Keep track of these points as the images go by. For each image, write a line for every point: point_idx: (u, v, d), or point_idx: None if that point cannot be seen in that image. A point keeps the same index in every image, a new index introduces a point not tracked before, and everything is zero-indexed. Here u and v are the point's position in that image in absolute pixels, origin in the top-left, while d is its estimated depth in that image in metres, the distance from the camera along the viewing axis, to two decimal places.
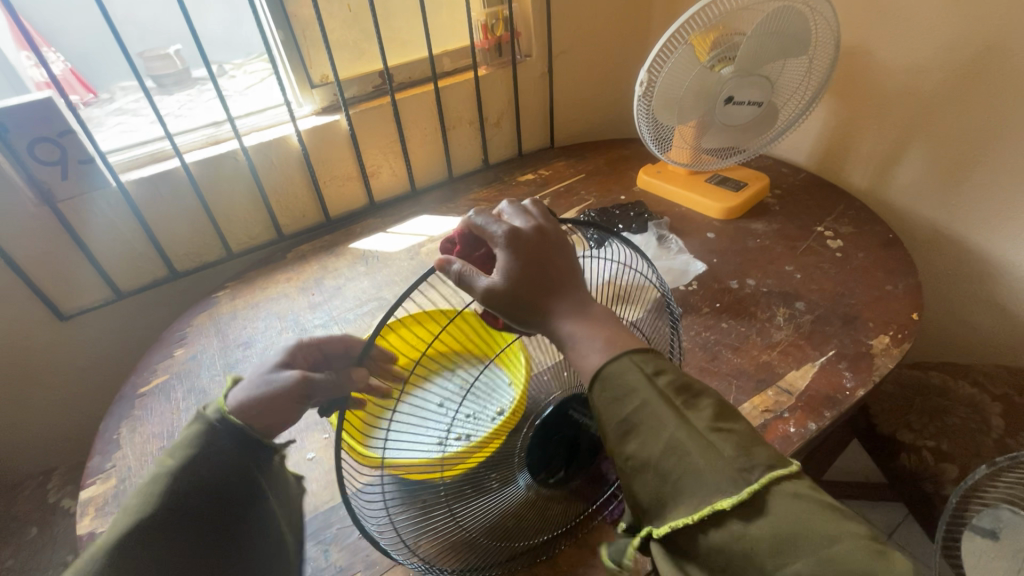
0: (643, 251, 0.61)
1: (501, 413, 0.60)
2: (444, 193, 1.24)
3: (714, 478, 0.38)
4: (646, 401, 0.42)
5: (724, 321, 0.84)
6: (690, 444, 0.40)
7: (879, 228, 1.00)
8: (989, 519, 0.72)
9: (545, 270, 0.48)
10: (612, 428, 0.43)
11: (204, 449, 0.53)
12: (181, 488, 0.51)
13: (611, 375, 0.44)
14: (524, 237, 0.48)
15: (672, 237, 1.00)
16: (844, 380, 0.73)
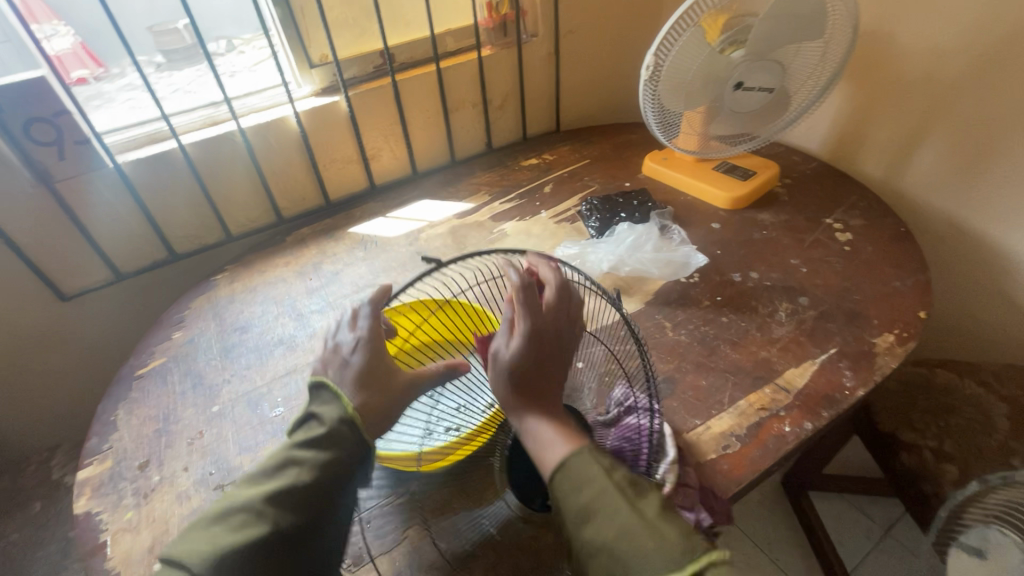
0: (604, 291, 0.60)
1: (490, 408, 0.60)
2: (446, 177, 1.22)
3: (658, 563, 0.39)
4: (601, 492, 0.44)
5: (724, 315, 0.82)
6: (638, 530, 0.41)
7: (891, 221, 0.97)
8: (976, 537, 0.73)
9: (541, 363, 0.52)
10: (570, 517, 0.44)
11: (340, 467, 0.49)
12: (310, 500, 0.47)
13: (571, 467, 0.46)
14: (544, 330, 0.52)
15: (675, 227, 0.98)
16: (844, 379, 0.71)
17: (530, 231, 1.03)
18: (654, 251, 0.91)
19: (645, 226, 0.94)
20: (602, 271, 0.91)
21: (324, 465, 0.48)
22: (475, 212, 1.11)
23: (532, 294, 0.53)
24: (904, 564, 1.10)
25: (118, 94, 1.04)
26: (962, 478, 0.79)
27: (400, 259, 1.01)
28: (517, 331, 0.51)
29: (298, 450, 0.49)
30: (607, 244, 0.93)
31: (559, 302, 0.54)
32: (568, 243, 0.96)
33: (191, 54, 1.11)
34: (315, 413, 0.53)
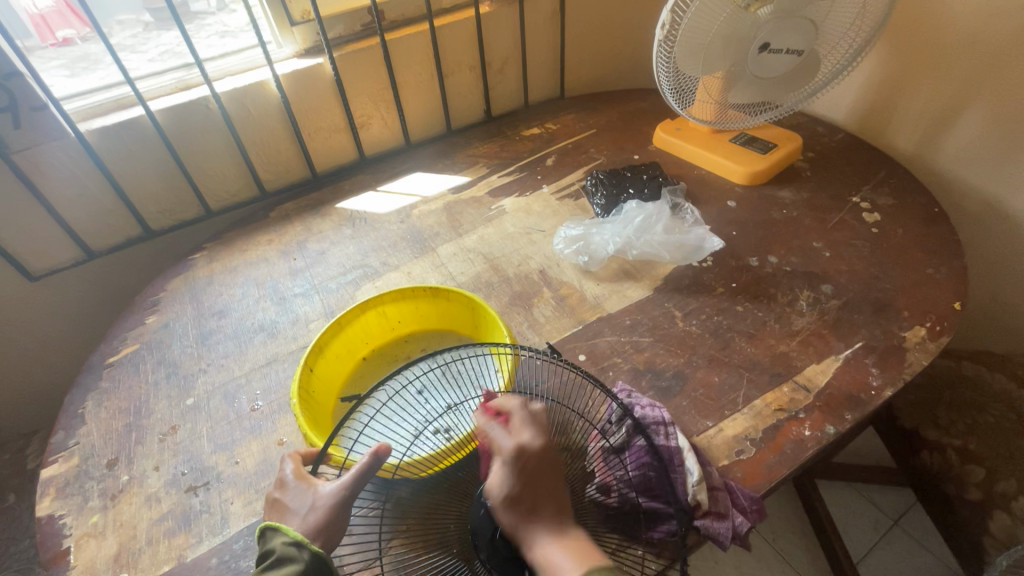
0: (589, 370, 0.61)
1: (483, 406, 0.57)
2: (441, 148, 1.14)
3: None
4: None
5: (740, 305, 0.75)
6: None
7: (923, 200, 0.89)
8: None
9: (537, 497, 0.46)
10: None
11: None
12: None
13: None
14: (524, 461, 0.47)
15: (687, 206, 0.90)
16: (870, 378, 0.65)
17: (530, 208, 0.96)
18: (665, 232, 0.84)
19: (655, 205, 0.86)
20: (608, 254, 0.84)
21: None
22: (471, 187, 1.03)
23: (502, 431, 0.49)
24: (913, 557, 1.07)
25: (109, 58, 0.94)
26: (989, 481, 0.73)
27: (389, 238, 0.94)
28: (503, 457, 0.47)
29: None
30: (615, 224, 0.86)
31: (533, 426, 0.50)
32: (572, 222, 0.89)
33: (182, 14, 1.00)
34: (268, 552, 0.46)
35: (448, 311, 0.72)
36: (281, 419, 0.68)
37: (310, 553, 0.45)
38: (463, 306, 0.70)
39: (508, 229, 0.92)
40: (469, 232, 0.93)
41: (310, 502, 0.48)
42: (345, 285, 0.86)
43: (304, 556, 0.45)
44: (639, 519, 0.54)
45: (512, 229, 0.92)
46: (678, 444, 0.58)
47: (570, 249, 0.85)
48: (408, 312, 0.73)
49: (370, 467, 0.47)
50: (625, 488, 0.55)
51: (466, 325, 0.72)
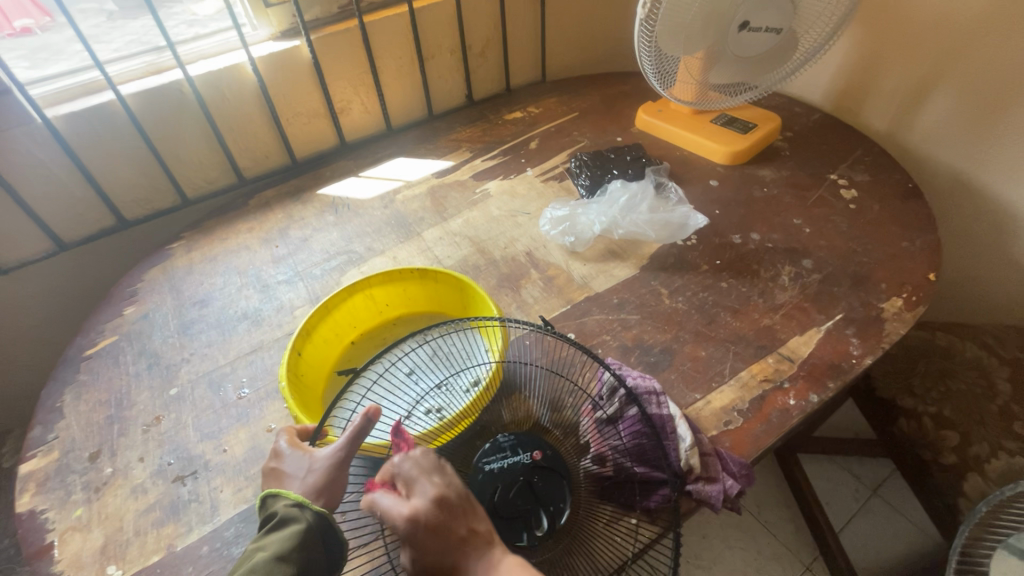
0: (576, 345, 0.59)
1: (477, 384, 0.57)
2: (423, 133, 1.13)
3: None
4: None
5: (724, 281, 0.76)
6: None
7: (898, 177, 0.91)
8: None
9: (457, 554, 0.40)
10: None
11: (306, 546, 0.44)
12: None
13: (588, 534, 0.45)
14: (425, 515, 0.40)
15: (671, 185, 0.90)
16: (850, 347, 0.67)
17: (516, 191, 0.96)
18: (650, 211, 0.85)
19: (640, 185, 0.87)
20: (595, 233, 0.84)
21: (284, 550, 0.43)
22: (455, 171, 1.02)
23: (386, 492, 0.42)
24: (890, 524, 1.11)
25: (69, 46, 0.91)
26: (962, 445, 0.76)
27: (373, 223, 0.93)
28: (415, 500, 0.41)
29: (253, 543, 0.45)
30: (600, 204, 0.86)
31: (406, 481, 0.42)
32: (558, 203, 0.89)
33: None
34: (270, 516, 0.46)
35: (437, 294, 0.71)
36: (269, 405, 0.67)
37: (312, 513, 0.46)
38: (451, 288, 0.70)
39: (494, 212, 0.92)
40: (455, 215, 0.92)
41: (307, 466, 0.48)
42: (330, 271, 0.85)
43: (306, 516, 0.46)
44: (635, 487, 0.55)
45: (498, 212, 0.91)
46: (670, 410, 0.60)
47: (557, 230, 0.85)
48: (395, 295, 0.72)
49: (359, 430, 0.46)
50: (620, 457, 0.56)
51: (455, 307, 0.72)
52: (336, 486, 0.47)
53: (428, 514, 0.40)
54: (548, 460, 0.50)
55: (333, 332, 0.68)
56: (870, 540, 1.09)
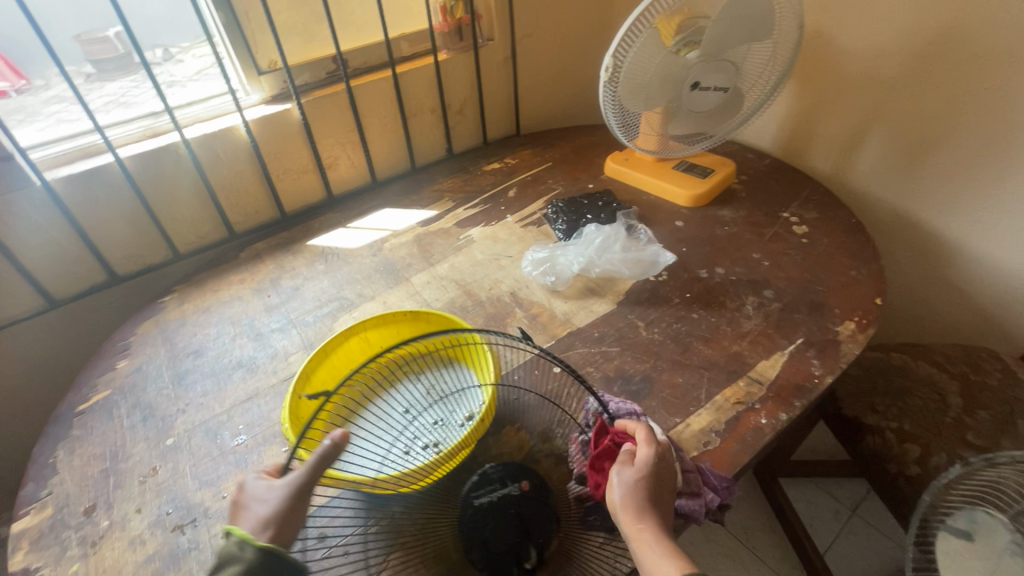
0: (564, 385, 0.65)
1: (471, 418, 0.62)
2: (407, 185, 1.19)
3: None
4: None
5: (695, 312, 0.83)
6: None
7: (842, 213, 1.00)
8: (964, 519, 0.67)
9: (651, 507, 0.52)
10: None
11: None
12: None
13: None
14: (655, 464, 0.53)
15: (641, 227, 0.98)
16: (812, 368, 0.73)
17: (498, 236, 1.02)
18: (622, 251, 0.92)
19: (613, 227, 0.94)
20: (574, 272, 0.90)
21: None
22: (439, 219, 1.08)
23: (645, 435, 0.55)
24: (871, 542, 1.15)
25: (43, 108, 0.94)
26: (923, 456, 0.82)
27: (363, 271, 0.97)
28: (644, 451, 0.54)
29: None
30: (576, 246, 0.93)
31: (653, 437, 0.56)
32: (538, 246, 0.96)
33: (124, 65, 1.03)
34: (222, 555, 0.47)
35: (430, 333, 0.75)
36: (267, 450, 0.68)
37: (254, 549, 0.46)
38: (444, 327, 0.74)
39: (478, 256, 0.97)
40: (441, 260, 0.97)
41: (264, 496, 0.50)
42: (322, 318, 0.88)
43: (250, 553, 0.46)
44: None
45: (482, 256, 0.97)
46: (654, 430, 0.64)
47: (538, 271, 0.91)
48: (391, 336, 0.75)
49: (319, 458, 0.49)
50: None
51: None
52: (288, 517, 0.48)
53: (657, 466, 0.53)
54: (535, 489, 0.54)
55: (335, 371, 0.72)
56: (854, 559, 1.12)
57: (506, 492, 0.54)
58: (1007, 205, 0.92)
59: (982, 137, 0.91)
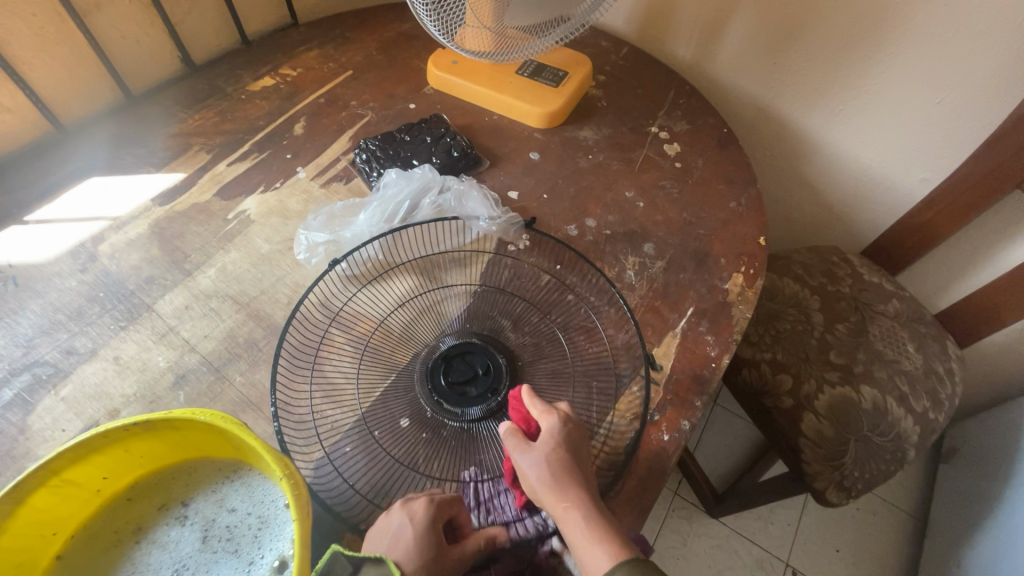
0: (506, 379, 0.57)
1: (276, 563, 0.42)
2: (126, 130, 0.76)
3: None
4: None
5: (570, 294, 0.64)
6: None
7: (713, 120, 0.85)
8: None
9: (568, 482, 0.44)
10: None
11: None
12: None
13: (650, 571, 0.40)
14: (572, 437, 0.47)
15: (459, 137, 0.77)
16: (708, 348, 0.62)
17: (289, 210, 0.70)
18: (453, 229, 0.69)
19: (422, 175, 0.70)
20: (379, 250, 0.67)
21: None
22: (192, 189, 0.72)
23: (551, 416, 0.47)
24: (733, 427, 1.24)
25: None
26: (796, 386, 0.80)
27: (67, 304, 0.60)
28: (553, 439, 0.46)
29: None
30: (365, 224, 0.67)
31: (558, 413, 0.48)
32: (309, 229, 0.67)
33: None
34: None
35: (154, 439, 0.44)
36: None
37: None
38: (206, 432, 0.44)
39: (261, 248, 0.67)
40: (203, 264, 0.65)
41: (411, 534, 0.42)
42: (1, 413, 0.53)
43: None
44: None
45: (268, 247, 0.67)
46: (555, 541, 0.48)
47: (318, 256, 0.66)
48: (114, 462, 0.44)
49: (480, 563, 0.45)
50: None
51: (191, 442, 0.46)
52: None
53: (565, 449, 0.45)
54: (504, 367, 0.58)
55: (36, 541, 0.41)
56: (720, 448, 1.22)
57: (499, 368, 0.58)
58: (868, 100, 0.85)
59: (852, 20, 0.79)
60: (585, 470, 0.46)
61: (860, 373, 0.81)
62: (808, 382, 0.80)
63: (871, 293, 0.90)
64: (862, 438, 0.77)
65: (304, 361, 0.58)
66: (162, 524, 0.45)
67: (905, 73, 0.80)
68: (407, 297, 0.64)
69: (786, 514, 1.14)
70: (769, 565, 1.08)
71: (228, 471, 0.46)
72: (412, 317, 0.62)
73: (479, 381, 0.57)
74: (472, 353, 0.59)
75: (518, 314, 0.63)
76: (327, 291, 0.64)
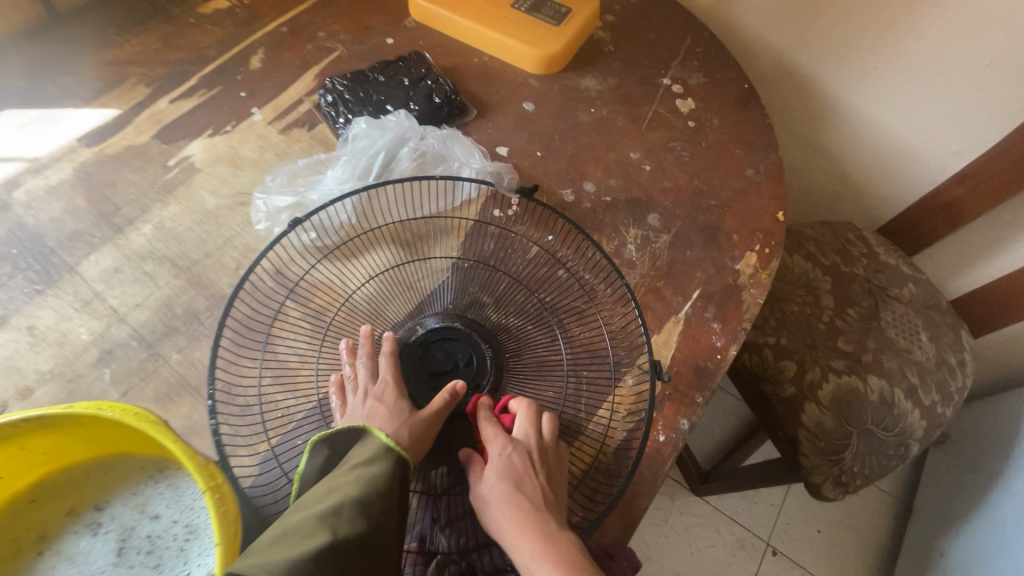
0: (490, 370, 0.50)
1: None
2: (48, 55, 0.64)
3: None
4: None
5: (561, 270, 0.57)
6: None
7: (733, 74, 0.75)
8: None
9: (514, 516, 0.38)
10: None
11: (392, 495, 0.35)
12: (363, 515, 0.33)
13: None
14: (518, 463, 0.41)
15: (442, 79, 0.66)
16: (713, 337, 0.55)
17: (242, 160, 0.61)
18: (437, 190, 0.60)
19: (398, 125, 0.60)
20: (351, 211, 0.57)
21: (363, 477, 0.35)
22: (126, 129, 0.61)
23: (492, 441, 0.42)
24: (723, 404, 1.20)
25: None
26: (799, 374, 0.75)
27: None
28: (493, 470, 0.40)
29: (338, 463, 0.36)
30: (335, 181, 0.58)
31: (500, 436, 0.42)
32: (268, 192, 0.57)
33: None
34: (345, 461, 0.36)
35: (57, 435, 0.36)
36: None
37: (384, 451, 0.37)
38: (121, 430, 0.37)
39: (206, 203, 0.57)
40: (138, 220, 0.56)
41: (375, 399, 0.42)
42: None
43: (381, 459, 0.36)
44: None
45: (215, 202, 0.58)
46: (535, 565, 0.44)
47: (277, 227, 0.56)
48: (7, 460, 0.36)
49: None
50: None
51: (105, 439, 0.38)
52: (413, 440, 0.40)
53: (506, 478, 0.40)
54: (488, 357, 0.51)
55: None
56: (708, 425, 1.18)
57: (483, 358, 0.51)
58: (908, 59, 0.75)
59: None
60: (538, 496, 0.40)
61: (868, 363, 0.75)
62: (813, 370, 0.74)
63: (886, 276, 0.83)
64: (865, 432, 0.72)
65: (256, 337, 0.50)
66: (70, 533, 0.38)
67: (956, 28, 0.69)
68: (379, 266, 0.56)
69: (770, 494, 1.11)
70: (750, 544, 1.06)
71: (151, 471, 0.39)
72: (384, 291, 0.54)
73: (460, 372, 0.50)
74: (453, 340, 0.51)
75: (500, 291, 0.54)
76: (287, 257, 0.55)
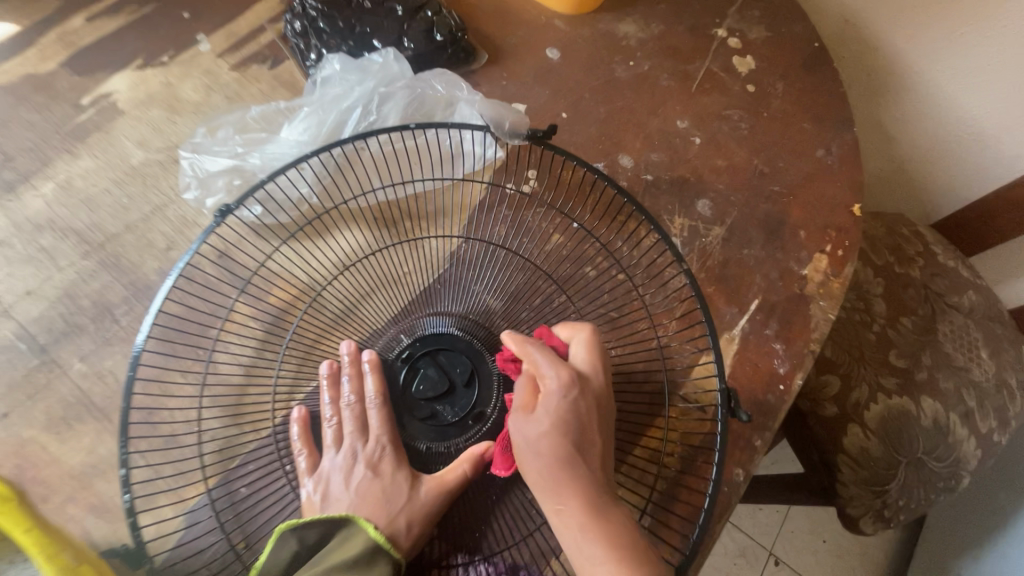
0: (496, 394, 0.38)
1: None
2: None
3: None
4: None
5: (590, 269, 0.44)
6: None
7: (802, 27, 0.61)
8: None
9: (565, 476, 0.29)
10: None
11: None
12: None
13: None
14: (580, 409, 0.31)
15: (445, 10, 0.51)
16: (774, 361, 0.44)
17: (180, 102, 0.47)
18: (434, 155, 0.47)
19: (385, 71, 0.46)
20: (316, 183, 0.44)
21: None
22: (28, 52, 0.47)
23: (548, 374, 0.31)
24: None
25: None
26: (845, 392, 0.65)
27: None
28: (545, 412, 0.31)
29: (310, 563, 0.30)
30: (290, 141, 0.43)
31: (560, 369, 0.32)
32: (198, 151, 0.43)
33: None
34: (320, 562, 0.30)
35: None
36: None
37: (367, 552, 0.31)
38: None
39: (131, 157, 0.44)
40: (35, 176, 0.43)
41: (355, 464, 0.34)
42: None
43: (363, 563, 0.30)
44: None
45: (142, 156, 0.44)
46: None
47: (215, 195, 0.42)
48: None
49: None
50: None
51: None
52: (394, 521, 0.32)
53: (563, 428, 0.30)
54: (493, 377, 0.38)
55: None
56: None
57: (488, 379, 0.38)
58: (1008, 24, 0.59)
59: None
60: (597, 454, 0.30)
61: (922, 382, 0.65)
62: (860, 389, 0.65)
63: (946, 280, 0.72)
64: (915, 462, 0.63)
65: (191, 347, 0.39)
66: None
67: None
68: (353, 253, 0.44)
69: None
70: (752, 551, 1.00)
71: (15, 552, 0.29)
72: (358, 287, 0.42)
73: (457, 397, 0.38)
74: (447, 353, 0.39)
75: (513, 291, 0.42)
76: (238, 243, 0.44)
